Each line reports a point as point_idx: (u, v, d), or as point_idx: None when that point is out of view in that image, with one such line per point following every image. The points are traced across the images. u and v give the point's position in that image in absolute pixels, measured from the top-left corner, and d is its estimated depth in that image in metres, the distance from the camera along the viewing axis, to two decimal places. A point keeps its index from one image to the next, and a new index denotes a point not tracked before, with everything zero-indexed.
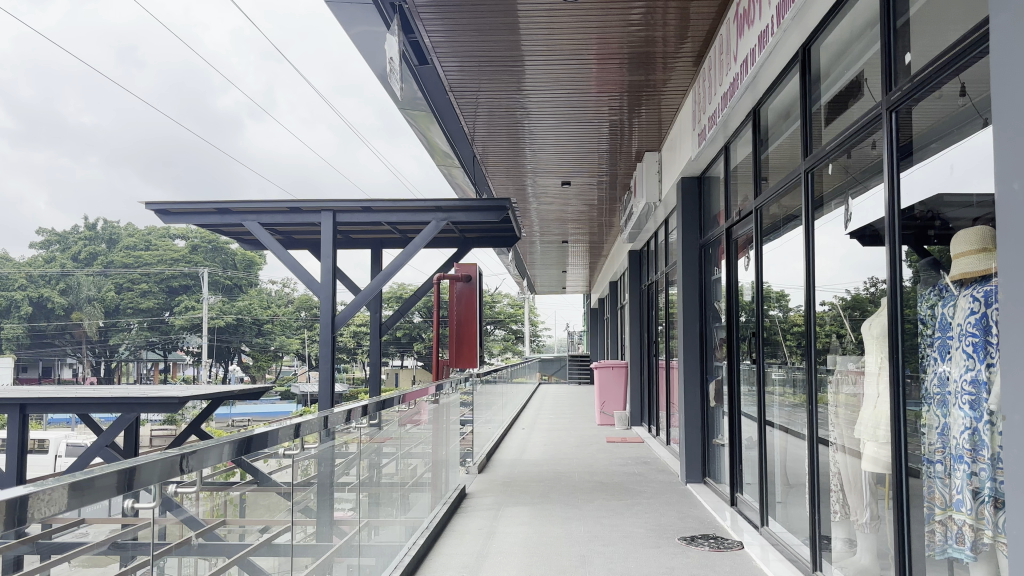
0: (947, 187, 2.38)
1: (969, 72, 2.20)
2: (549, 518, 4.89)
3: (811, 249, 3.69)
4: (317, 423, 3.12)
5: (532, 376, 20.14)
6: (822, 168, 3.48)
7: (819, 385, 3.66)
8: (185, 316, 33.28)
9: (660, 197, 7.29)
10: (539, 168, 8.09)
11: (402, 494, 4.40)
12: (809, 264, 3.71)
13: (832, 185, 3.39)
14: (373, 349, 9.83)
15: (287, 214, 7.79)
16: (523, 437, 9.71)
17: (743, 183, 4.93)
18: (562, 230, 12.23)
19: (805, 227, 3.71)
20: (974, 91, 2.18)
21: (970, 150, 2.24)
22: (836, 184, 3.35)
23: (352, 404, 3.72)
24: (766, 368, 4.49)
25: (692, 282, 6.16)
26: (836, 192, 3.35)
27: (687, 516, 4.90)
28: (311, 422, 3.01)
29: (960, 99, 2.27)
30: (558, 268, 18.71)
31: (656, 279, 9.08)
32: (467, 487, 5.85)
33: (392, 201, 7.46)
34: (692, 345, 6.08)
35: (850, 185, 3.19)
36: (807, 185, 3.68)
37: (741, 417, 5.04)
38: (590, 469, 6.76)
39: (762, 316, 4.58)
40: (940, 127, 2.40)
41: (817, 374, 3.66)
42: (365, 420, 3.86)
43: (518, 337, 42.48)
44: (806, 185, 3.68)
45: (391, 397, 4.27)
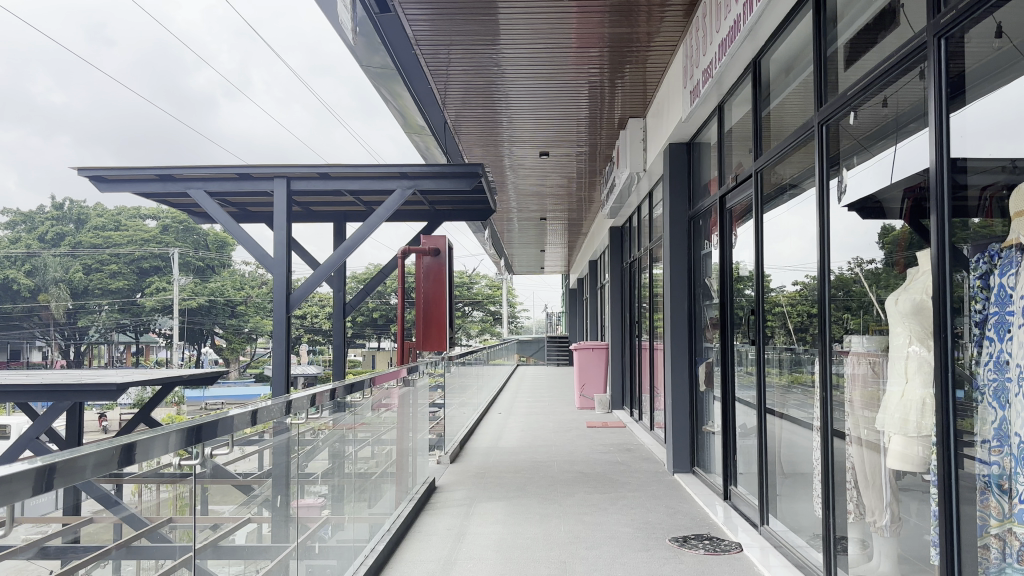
0: (981, 146, 2.03)
1: (1008, 8, 1.88)
2: (528, 516, 4.43)
3: (826, 215, 3.23)
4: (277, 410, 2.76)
5: (509, 357, 19.69)
6: (841, 118, 3.04)
7: (832, 370, 3.21)
8: (156, 298, 32.47)
9: (645, 167, 6.82)
10: (515, 136, 7.58)
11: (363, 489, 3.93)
12: (821, 230, 3.26)
13: (853, 137, 2.95)
14: (337, 330, 9.33)
15: (235, 181, 7.23)
16: (499, 422, 9.26)
17: (740, 145, 4.49)
18: (541, 206, 11.75)
19: (818, 188, 3.27)
20: (1013, 31, 1.86)
21: (1010, 99, 1.90)
22: (858, 137, 2.91)
23: (321, 387, 3.31)
24: (765, 349, 4.06)
25: (680, 257, 5.71)
26: (859, 144, 2.90)
27: (677, 512, 4.47)
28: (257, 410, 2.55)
29: (997, 41, 1.94)
30: (536, 248, 18.35)
31: (640, 256, 8.63)
32: (436, 478, 5.39)
33: (353, 167, 6.97)
34: (681, 325, 5.65)
35: (878, 137, 2.74)
36: (821, 140, 3.24)
37: (735, 402, 4.62)
38: (569, 458, 6.34)
39: (761, 292, 4.13)
40: (975, 73, 2.05)
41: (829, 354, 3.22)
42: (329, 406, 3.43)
43: (496, 319, 42.04)
44: (820, 139, 3.23)
45: (363, 380, 3.88)
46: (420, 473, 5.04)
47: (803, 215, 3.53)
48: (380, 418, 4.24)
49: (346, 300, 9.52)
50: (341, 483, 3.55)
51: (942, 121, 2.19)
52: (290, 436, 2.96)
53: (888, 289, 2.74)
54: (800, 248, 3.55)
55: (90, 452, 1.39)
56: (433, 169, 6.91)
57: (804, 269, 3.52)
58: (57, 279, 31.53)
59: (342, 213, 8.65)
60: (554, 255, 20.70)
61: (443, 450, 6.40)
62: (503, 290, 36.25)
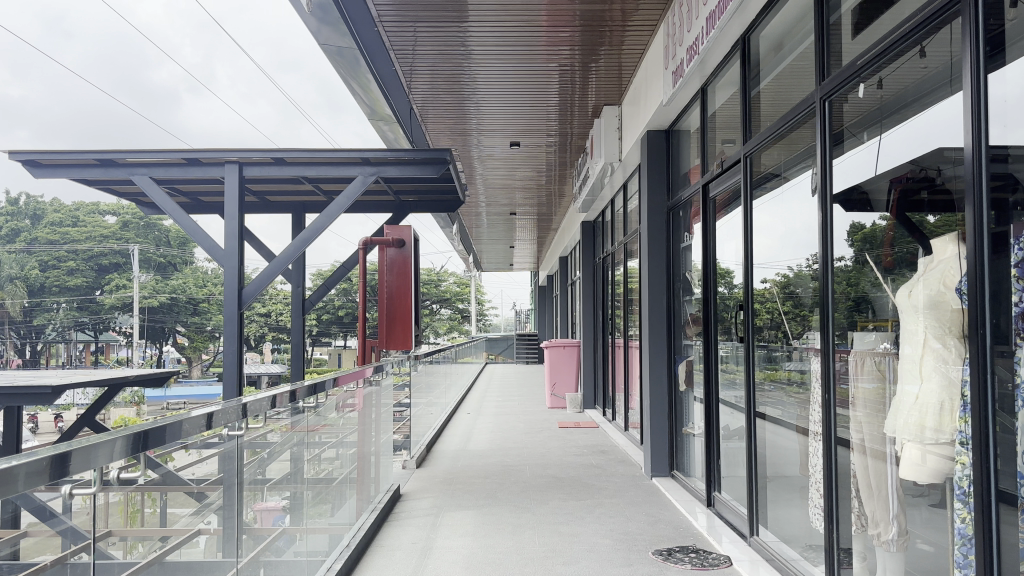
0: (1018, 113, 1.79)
1: None
2: (500, 527, 4.12)
3: (829, 198, 2.97)
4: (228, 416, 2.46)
5: (476, 355, 19.40)
6: (848, 90, 2.78)
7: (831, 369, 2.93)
8: (117, 295, 31.62)
9: (620, 157, 6.55)
10: (485, 124, 7.26)
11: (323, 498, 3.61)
12: (823, 213, 3.00)
13: (863, 110, 2.69)
14: (296, 327, 8.95)
15: (184, 167, 6.85)
16: (468, 423, 8.95)
17: (725, 129, 4.23)
18: (511, 201, 11.47)
19: (820, 171, 3.00)
20: None
21: None
22: (868, 112, 2.66)
23: (280, 387, 3.07)
24: (755, 347, 3.79)
25: (659, 249, 5.43)
26: (869, 117, 2.64)
27: (658, 521, 4.20)
28: (214, 412, 2.36)
29: (1014, 9, 1.80)
30: (504, 244, 18.08)
31: (613, 251, 8.38)
32: (400, 485, 5.09)
33: (310, 151, 6.63)
34: (659, 322, 5.39)
35: (892, 108, 2.48)
36: (822, 116, 2.97)
37: (719, 402, 4.36)
38: (541, 461, 6.06)
39: (750, 284, 3.87)
40: (1011, 31, 1.82)
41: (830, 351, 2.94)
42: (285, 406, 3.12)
43: (463, 317, 41.67)
44: (821, 114, 2.97)
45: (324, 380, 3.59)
46: (384, 480, 4.72)
47: (800, 199, 3.26)
48: (342, 420, 3.93)
49: (306, 296, 9.13)
50: (297, 491, 3.23)
51: (978, 82, 1.93)
52: (241, 443, 2.64)
53: (903, 278, 2.48)
54: (799, 235, 3.29)
55: (26, 460, 1.29)
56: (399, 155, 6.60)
57: (802, 260, 3.26)
58: (12, 276, 30.51)
59: (301, 204, 8.29)
60: (523, 252, 20.45)
61: (409, 454, 6.08)
62: (471, 289, 35.95)
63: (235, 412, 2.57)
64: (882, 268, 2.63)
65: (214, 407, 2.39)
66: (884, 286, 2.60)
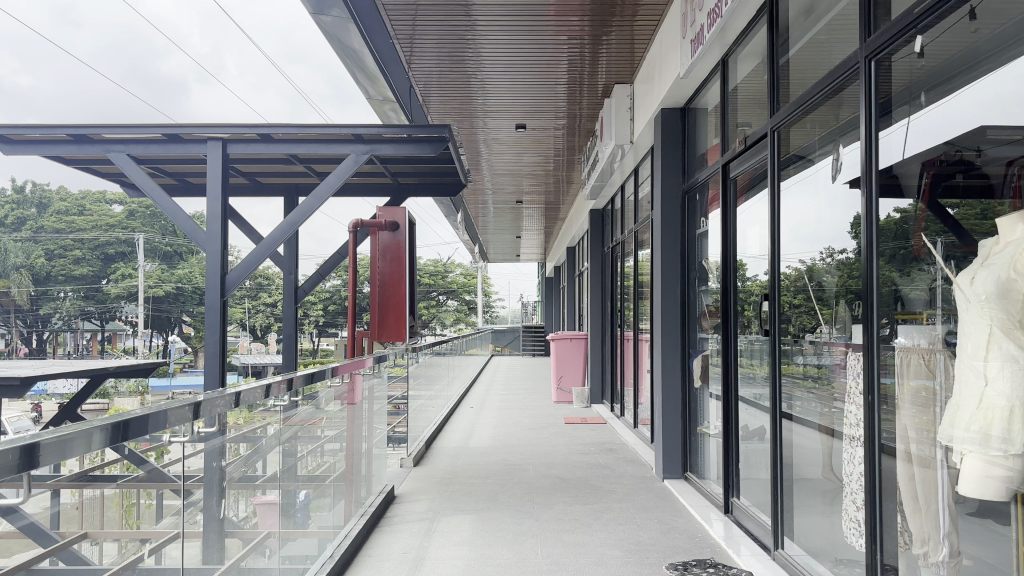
0: None
1: None
2: (499, 535, 3.80)
3: (873, 175, 2.56)
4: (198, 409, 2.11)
5: (483, 347, 19.14)
6: (901, 47, 2.39)
7: (871, 366, 2.57)
8: (122, 285, 31.14)
9: (632, 139, 6.18)
10: (489, 105, 6.91)
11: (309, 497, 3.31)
12: (867, 192, 2.60)
13: (915, 71, 2.32)
14: (289, 316, 8.64)
15: (163, 144, 6.69)
16: (470, 418, 8.64)
17: (749, 104, 3.88)
18: (517, 188, 11.14)
19: (864, 143, 2.61)
20: None
21: None
22: (926, 69, 2.26)
23: (273, 375, 2.91)
24: (782, 339, 3.45)
25: (673, 235, 5.09)
26: (924, 79, 2.28)
27: (672, 529, 3.87)
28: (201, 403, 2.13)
29: None
30: (511, 234, 17.80)
31: (623, 240, 8.04)
32: (395, 485, 4.78)
33: (300, 126, 6.46)
34: (672, 313, 5.06)
35: (959, 66, 2.09)
36: (867, 79, 2.59)
37: (739, 401, 4.02)
38: (546, 459, 5.75)
39: (776, 268, 3.51)
40: None
41: (869, 345, 2.58)
42: (279, 396, 2.91)
43: (470, 308, 41.28)
44: (866, 77, 2.59)
45: (322, 370, 3.43)
46: (376, 480, 4.41)
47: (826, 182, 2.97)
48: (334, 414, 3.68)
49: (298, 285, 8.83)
50: (282, 490, 2.94)
51: None
52: (225, 439, 2.32)
53: (961, 259, 2.12)
54: (836, 216, 2.91)
55: None
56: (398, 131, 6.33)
57: (837, 244, 2.90)
58: (18, 265, 30.28)
59: (293, 186, 8.20)
60: (530, 243, 20.09)
61: (407, 452, 5.77)
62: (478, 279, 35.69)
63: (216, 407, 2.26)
64: (913, 257, 2.36)
65: (199, 397, 2.17)
66: (918, 276, 2.32)
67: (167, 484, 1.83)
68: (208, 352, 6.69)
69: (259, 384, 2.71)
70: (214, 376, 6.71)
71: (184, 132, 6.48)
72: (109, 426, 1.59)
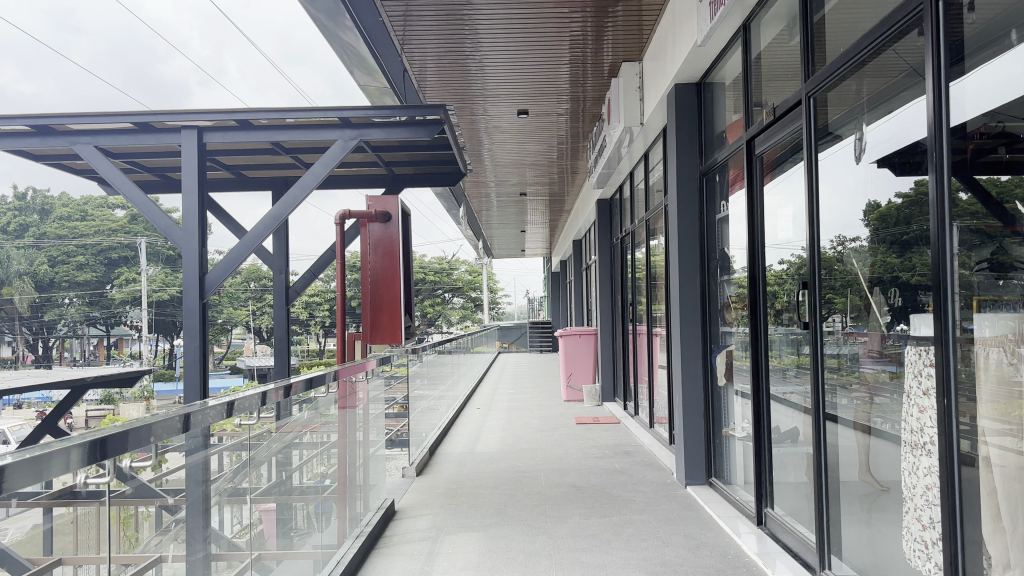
0: None
1: None
2: (508, 557, 3.42)
3: (943, 135, 2.14)
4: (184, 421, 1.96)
5: (490, 345, 18.84)
6: None
7: (946, 365, 2.13)
8: (127, 290, 30.01)
9: (641, 121, 5.79)
10: (489, 90, 6.52)
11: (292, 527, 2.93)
12: (937, 169, 2.15)
13: (1001, 7, 1.89)
14: (282, 317, 8.28)
15: (134, 134, 6.37)
16: (477, 420, 8.27)
17: (777, 72, 3.51)
18: (521, 180, 10.75)
19: (929, 104, 2.19)
20: None
21: None
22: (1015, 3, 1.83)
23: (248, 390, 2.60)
24: (824, 331, 3.05)
25: (690, 222, 4.71)
26: (1012, 14, 1.84)
27: (701, 546, 3.49)
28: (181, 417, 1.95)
29: None
30: (515, 228, 17.45)
31: (633, 230, 7.66)
32: (395, 499, 4.42)
33: (279, 111, 5.99)
34: (691, 306, 4.69)
35: None
36: (935, 25, 2.16)
37: (771, 401, 3.65)
38: (558, 465, 5.38)
39: (817, 252, 3.11)
40: None
41: (943, 341, 2.14)
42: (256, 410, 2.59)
43: (477, 305, 41.05)
44: (932, 22, 2.17)
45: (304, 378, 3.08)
46: (374, 495, 4.05)
47: (850, 164, 2.79)
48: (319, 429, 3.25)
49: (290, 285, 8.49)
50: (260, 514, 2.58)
51: None
52: (209, 452, 2.13)
53: None
54: (882, 190, 2.56)
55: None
56: (391, 113, 5.94)
57: (884, 228, 2.55)
58: (21, 272, 29.90)
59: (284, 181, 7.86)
60: (535, 236, 19.68)
61: (409, 460, 5.40)
62: (483, 276, 35.47)
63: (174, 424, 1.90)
64: (981, 233, 1.98)
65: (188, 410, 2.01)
66: (979, 254, 1.99)
67: (161, 500, 1.74)
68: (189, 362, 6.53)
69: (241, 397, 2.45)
70: (195, 383, 6.46)
71: (158, 120, 6.14)
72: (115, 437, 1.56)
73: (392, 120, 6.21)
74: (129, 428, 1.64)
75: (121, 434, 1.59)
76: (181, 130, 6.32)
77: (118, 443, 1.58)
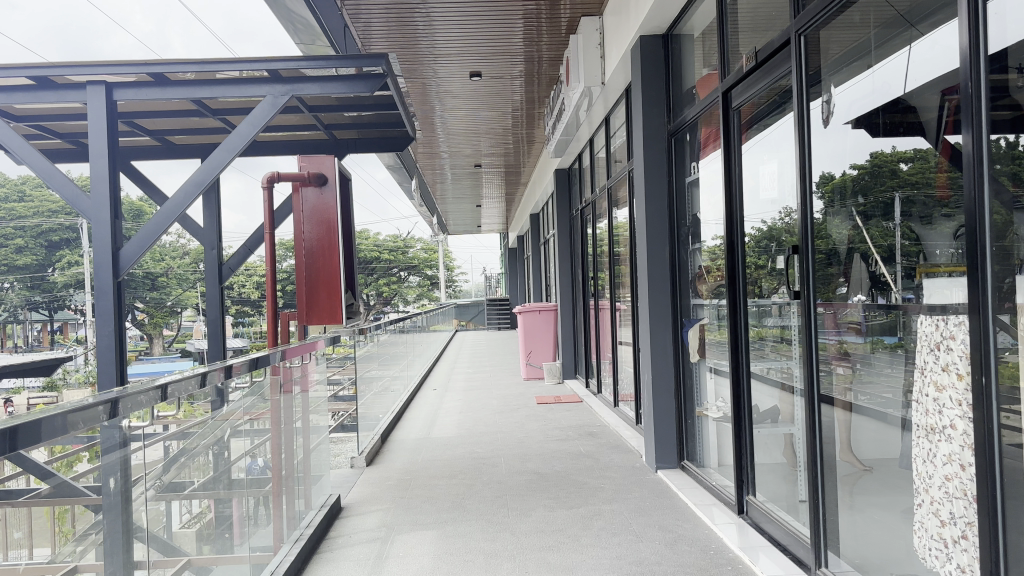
0: None
1: None
2: (466, 560, 3.04)
3: (979, 68, 1.75)
4: (106, 415, 1.74)
5: (447, 323, 18.45)
6: None
7: (987, 342, 1.75)
8: (69, 273, 26.92)
9: (602, 79, 5.41)
10: (439, 50, 6.07)
11: (219, 534, 2.53)
12: (971, 110, 1.76)
13: None
14: (214, 295, 7.84)
15: (32, 90, 5.92)
16: (434, 402, 7.88)
17: (755, 17, 3.18)
18: (476, 150, 10.32)
19: (965, 28, 1.78)
20: None
21: None
22: None
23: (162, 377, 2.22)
24: (818, 302, 2.73)
25: (658, 185, 4.36)
26: None
27: (679, 540, 3.18)
28: (98, 410, 1.71)
29: None
30: (471, 203, 17.01)
31: (593, 200, 7.31)
32: (342, 494, 4.03)
33: (199, 62, 5.52)
34: (661, 276, 4.36)
35: None
36: None
37: (752, 377, 3.34)
38: (519, 450, 5.04)
39: (809, 212, 2.76)
40: None
41: (978, 313, 1.77)
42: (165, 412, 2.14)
43: (434, 284, 40.60)
44: None
45: (230, 363, 2.71)
46: (316, 492, 3.66)
47: (817, 129, 2.68)
48: (241, 421, 2.82)
49: (221, 261, 8.07)
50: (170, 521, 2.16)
51: None
52: (127, 453, 1.87)
53: None
54: (834, 163, 2.58)
55: None
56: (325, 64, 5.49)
57: (851, 203, 2.50)
58: None
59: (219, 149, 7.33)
60: (490, 211, 19.18)
61: (358, 449, 4.99)
62: (440, 254, 34.97)
63: (67, 421, 1.56)
64: (934, 200, 2.01)
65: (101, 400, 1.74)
66: (941, 226, 1.97)
67: (79, 499, 1.60)
68: (100, 348, 6.01)
69: (151, 385, 2.09)
70: (109, 371, 5.94)
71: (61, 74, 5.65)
72: (29, 429, 1.40)
73: (326, 74, 5.75)
74: (43, 417, 1.47)
75: (37, 423, 1.43)
76: (87, 86, 5.80)
77: (30, 434, 1.41)
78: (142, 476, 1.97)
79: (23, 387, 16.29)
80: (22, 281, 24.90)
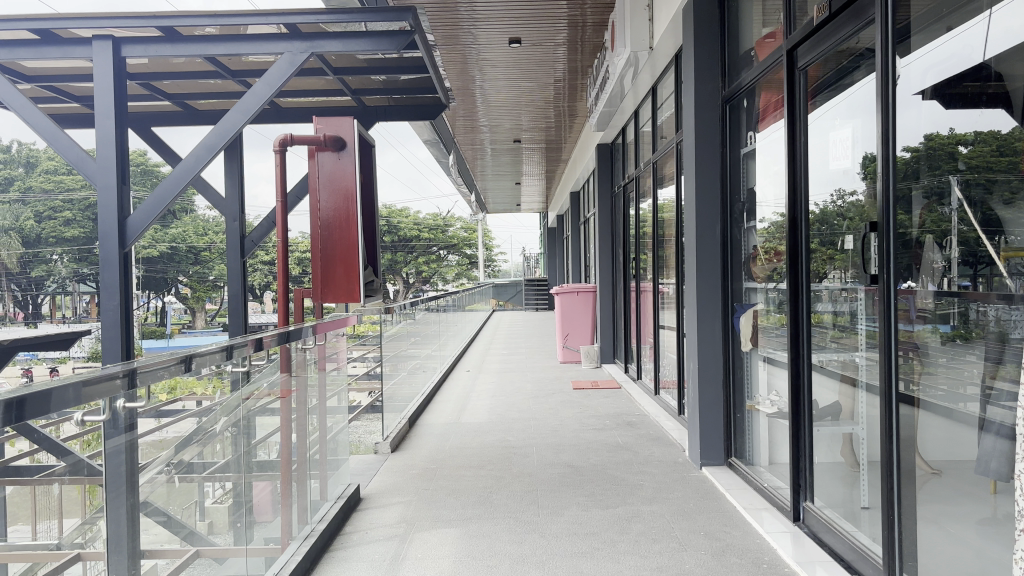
0: None
1: None
2: (489, 565, 2.76)
3: None
4: (122, 386, 1.56)
5: (484, 303, 18.17)
6: None
7: None
8: None
9: (650, 45, 5.02)
10: (476, 14, 5.73)
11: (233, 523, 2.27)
12: None
13: None
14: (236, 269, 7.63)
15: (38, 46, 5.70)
16: (466, 384, 7.61)
17: None
18: (516, 124, 9.96)
19: None
20: None
21: None
22: None
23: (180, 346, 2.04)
24: (899, 287, 2.29)
25: (709, 159, 4.00)
26: None
27: (728, 552, 2.85)
28: (112, 382, 1.52)
29: None
30: (511, 180, 16.64)
31: (637, 177, 6.95)
32: (361, 484, 3.77)
33: (214, 15, 5.28)
34: (709, 255, 4.01)
35: None
36: None
37: (814, 369, 2.99)
38: (553, 439, 4.75)
39: (890, 181, 2.34)
40: None
41: None
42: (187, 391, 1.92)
43: (473, 263, 40.37)
44: None
45: (263, 335, 2.50)
46: (333, 482, 3.40)
47: (884, 98, 2.36)
48: (269, 399, 2.62)
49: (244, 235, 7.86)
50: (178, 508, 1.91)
51: None
52: (132, 435, 1.62)
53: None
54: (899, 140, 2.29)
55: None
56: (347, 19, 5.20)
57: (918, 183, 2.19)
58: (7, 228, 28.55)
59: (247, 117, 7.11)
60: (531, 189, 18.80)
61: (383, 433, 4.72)
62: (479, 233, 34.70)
63: (75, 391, 1.38)
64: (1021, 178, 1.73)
65: (113, 369, 1.55)
66: None
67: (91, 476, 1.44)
68: (105, 323, 5.88)
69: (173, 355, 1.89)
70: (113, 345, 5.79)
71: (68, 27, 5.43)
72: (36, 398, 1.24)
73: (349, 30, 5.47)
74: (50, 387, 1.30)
75: (43, 393, 1.27)
76: (94, 41, 5.65)
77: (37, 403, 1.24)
78: (160, 457, 1.77)
79: (62, 358, 16.04)
80: (69, 252, 24.04)
